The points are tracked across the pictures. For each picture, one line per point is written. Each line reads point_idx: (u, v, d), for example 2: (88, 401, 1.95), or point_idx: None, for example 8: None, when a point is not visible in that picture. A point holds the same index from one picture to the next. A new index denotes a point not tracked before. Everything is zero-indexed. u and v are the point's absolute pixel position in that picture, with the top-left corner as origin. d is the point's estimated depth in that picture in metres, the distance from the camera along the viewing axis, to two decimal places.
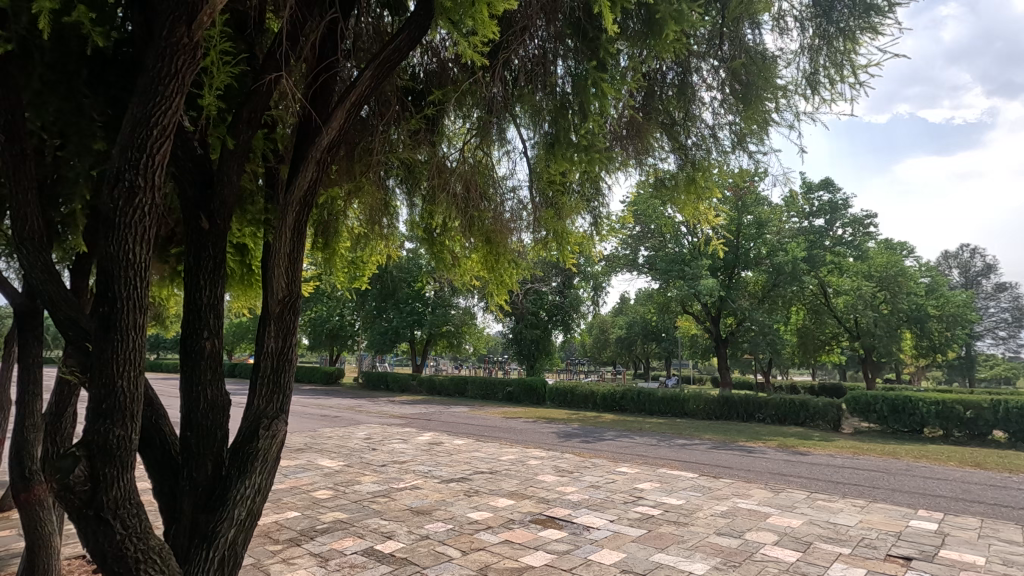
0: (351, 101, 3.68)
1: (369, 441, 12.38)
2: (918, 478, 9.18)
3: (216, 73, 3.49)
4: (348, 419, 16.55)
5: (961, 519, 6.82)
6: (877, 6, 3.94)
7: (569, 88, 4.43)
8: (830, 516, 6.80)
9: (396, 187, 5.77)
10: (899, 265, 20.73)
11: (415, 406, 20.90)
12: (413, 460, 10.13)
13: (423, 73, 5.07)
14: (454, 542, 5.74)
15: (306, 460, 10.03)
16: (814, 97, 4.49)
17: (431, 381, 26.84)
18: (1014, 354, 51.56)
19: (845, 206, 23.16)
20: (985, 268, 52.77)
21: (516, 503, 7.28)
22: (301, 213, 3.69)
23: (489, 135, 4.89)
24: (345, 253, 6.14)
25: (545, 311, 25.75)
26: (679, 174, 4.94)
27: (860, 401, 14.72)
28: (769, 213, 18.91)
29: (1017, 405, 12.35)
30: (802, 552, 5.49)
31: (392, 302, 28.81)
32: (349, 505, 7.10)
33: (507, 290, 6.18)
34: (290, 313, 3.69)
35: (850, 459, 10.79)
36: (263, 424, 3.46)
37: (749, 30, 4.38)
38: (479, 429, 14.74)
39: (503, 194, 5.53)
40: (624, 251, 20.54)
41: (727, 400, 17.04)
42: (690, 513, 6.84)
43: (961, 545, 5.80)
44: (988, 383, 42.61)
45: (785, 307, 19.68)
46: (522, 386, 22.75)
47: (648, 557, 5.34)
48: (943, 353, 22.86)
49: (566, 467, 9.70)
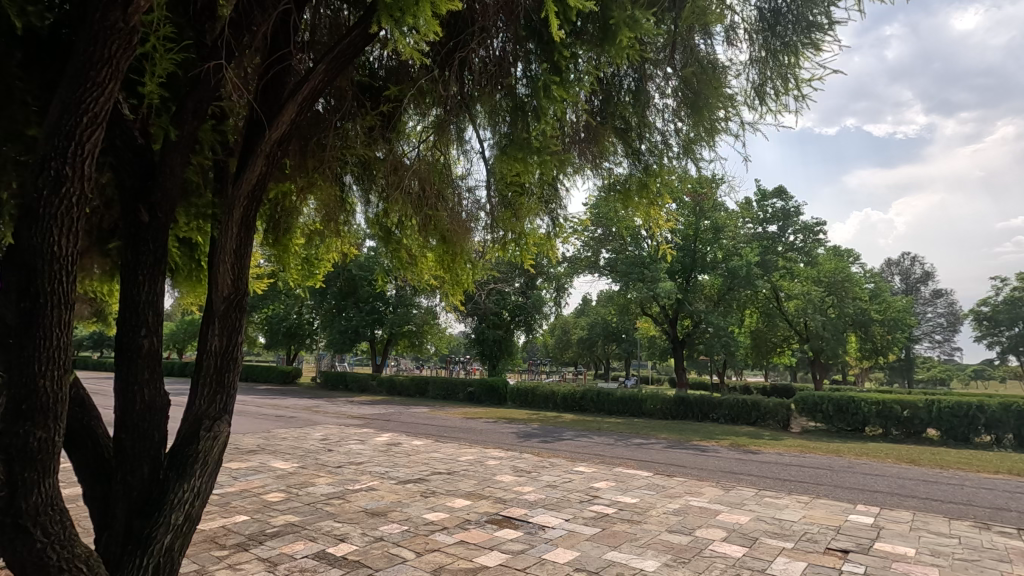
0: (302, 96, 3.62)
1: (325, 442, 12.10)
2: (856, 474, 9.64)
3: (159, 59, 3.38)
4: (303, 419, 16.21)
5: (896, 513, 7.20)
6: (819, 23, 4.14)
7: (526, 89, 4.44)
8: (776, 513, 7.05)
9: (352, 184, 5.70)
10: (846, 272, 21.73)
11: (374, 406, 20.61)
12: (370, 461, 9.98)
13: (382, 69, 5.01)
14: (408, 543, 5.67)
15: (258, 462, 9.75)
16: (761, 107, 4.65)
17: (391, 381, 26.50)
18: (948, 357, 55.06)
19: (797, 214, 23.98)
20: (924, 275, 55.67)
21: (473, 503, 7.28)
22: (249, 208, 3.59)
23: (448, 133, 4.87)
24: (299, 249, 6.03)
25: (508, 311, 25.78)
26: (632, 179, 5.04)
27: (808, 402, 15.30)
28: (726, 219, 19.50)
29: (948, 405, 13.18)
30: (748, 548, 5.68)
31: (352, 301, 28.46)
32: (301, 508, 6.94)
33: (463, 290, 6.18)
34: (236, 311, 3.58)
35: (797, 457, 11.22)
36: (204, 425, 3.35)
37: (701, 41, 4.47)
38: (437, 429, 14.63)
39: (460, 194, 5.47)
40: (586, 253, 20.79)
41: (682, 400, 17.48)
42: (644, 512, 6.98)
43: (895, 538, 6.10)
44: (925, 385, 44.83)
45: (739, 309, 20.28)
46: (483, 386, 22.77)
47: (601, 556, 5.40)
48: (885, 355, 24.03)
49: (524, 468, 9.72)
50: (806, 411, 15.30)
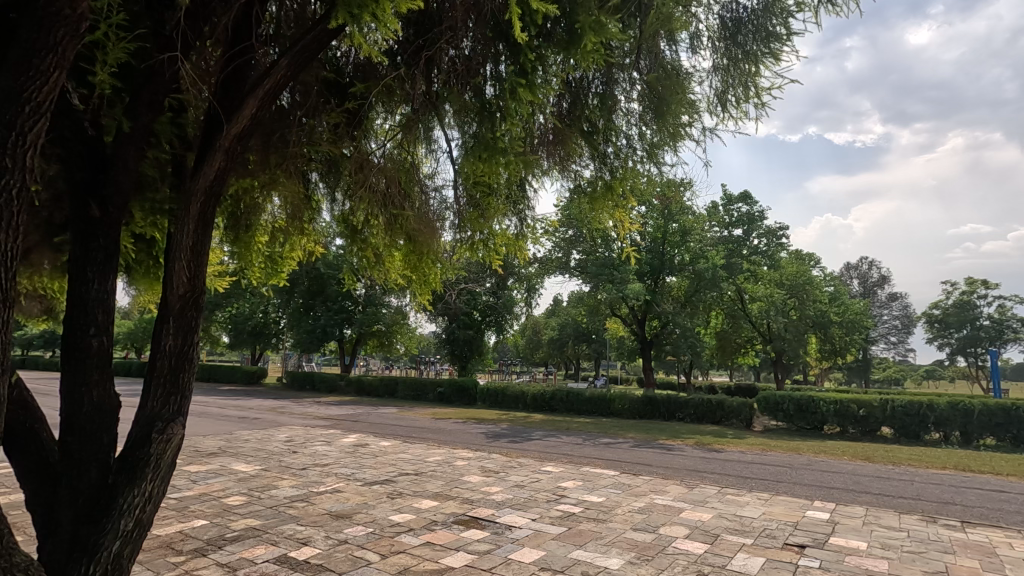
0: (264, 90, 3.56)
1: (290, 443, 11.86)
2: (814, 471, 9.96)
3: (110, 48, 3.28)
4: (267, 420, 15.84)
5: (850, 508, 7.47)
6: (777, 34, 4.28)
7: (494, 89, 4.43)
8: (737, 510, 7.21)
9: (318, 181, 5.62)
10: (807, 275, 22.44)
11: (342, 407, 20.31)
12: (335, 463, 9.82)
13: (350, 66, 4.97)
14: (373, 545, 5.61)
15: (218, 465, 9.48)
16: (723, 114, 4.74)
17: (360, 381, 26.16)
18: (902, 357, 57.49)
19: (762, 218, 24.63)
20: (881, 279, 57.91)
21: (440, 504, 7.24)
22: (207, 205, 3.49)
23: (416, 132, 4.84)
24: (262, 247, 5.88)
25: (478, 311, 25.76)
26: (598, 181, 5.11)
27: (770, 401, 15.73)
28: (693, 222, 19.87)
29: (901, 404, 13.75)
30: (710, 544, 5.80)
31: (320, 299, 28.03)
32: (263, 511, 6.78)
33: (430, 289, 6.13)
34: (192, 310, 3.48)
35: (758, 455, 11.54)
36: (157, 427, 3.24)
37: (667, 47, 4.53)
38: (405, 430, 14.50)
39: (427, 193, 5.42)
40: (557, 253, 20.95)
41: (650, 400, 17.74)
42: (609, 510, 7.06)
43: (849, 532, 6.32)
44: (881, 385, 46.51)
45: (706, 310, 20.70)
46: (453, 385, 22.69)
47: (567, 554, 5.45)
48: (843, 355, 24.85)
49: (492, 468, 9.72)
50: (767, 410, 15.72)
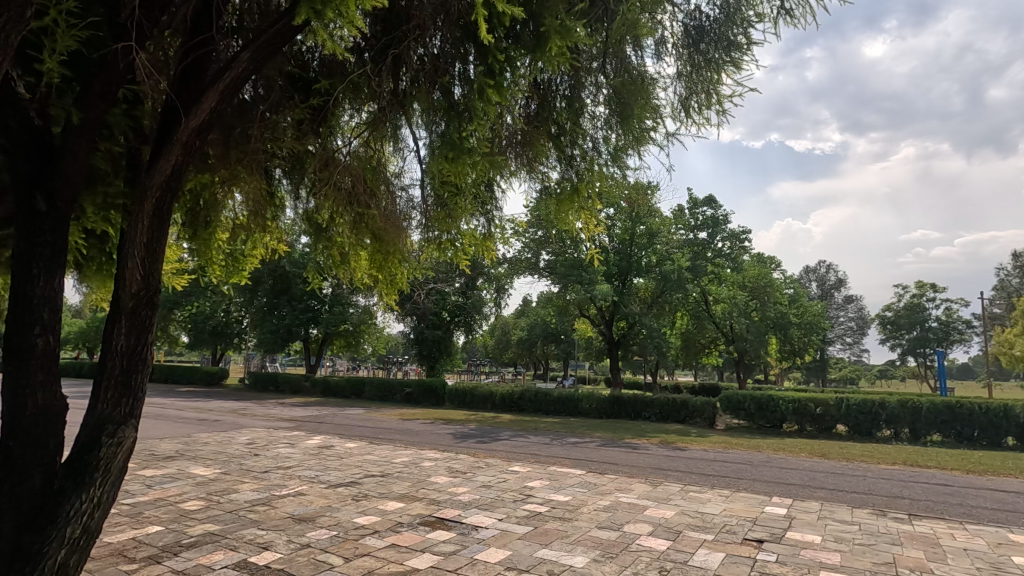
0: (224, 83, 3.48)
1: (251, 446, 11.56)
2: (772, 468, 10.27)
3: (60, 36, 3.15)
4: (228, 422, 15.41)
5: (806, 503, 7.73)
6: (738, 43, 4.41)
7: (461, 90, 4.43)
8: (699, 506, 7.38)
9: (282, 178, 5.52)
10: (768, 278, 23.12)
11: (306, 408, 19.91)
12: (299, 465, 9.63)
13: (317, 62, 4.90)
14: (337, 548, 5.53)
15: (175, 469, 9.17)
16: (686, 119, 4.84)
17: (326, 382, 25.70)
18: (856, 358, 59.84)
19: (726, 222, 25.20)
20: (838, 282, 60.12)
21: (406, 505, 7.18)
22: (161, 200, 3.38)
23: (383, 131, 4.81)
24: (223, 244, 5.73)
25: (447, 311, 25.65)
26: (564, 184, 5.16)
27: (732, 399, 16.12)
28: (660, 224, 20.23)
29: (856, 402, 14.31)
30: (673, 541, 5.92)
31: (285, 298, 27.43)
32: (223, 516, 6.59)
33: (397, 289, 6.08)
34: (146, 309, 3.36)
35: (720, 453, 11.83)
36: (108, 431, 3.13)
37: (633, 53, 4.61)
38: (371, 431, 14.32)
39: (394, 191, 5.36)
40: (527, 254, 21.05)
41: (617, 399, 17.98)
42: (575, 509, 7.14)
43: (804, 527, 6.54)
44: (837, 383, 48.27)
45: (672, 311, 21.10)
46: (421, 386, 22.53)
47: (532, 553, 5.48)
48: (801, 356, 25.70)
49: (459, 468, 9.69)
50: (729, 408, 16.12)
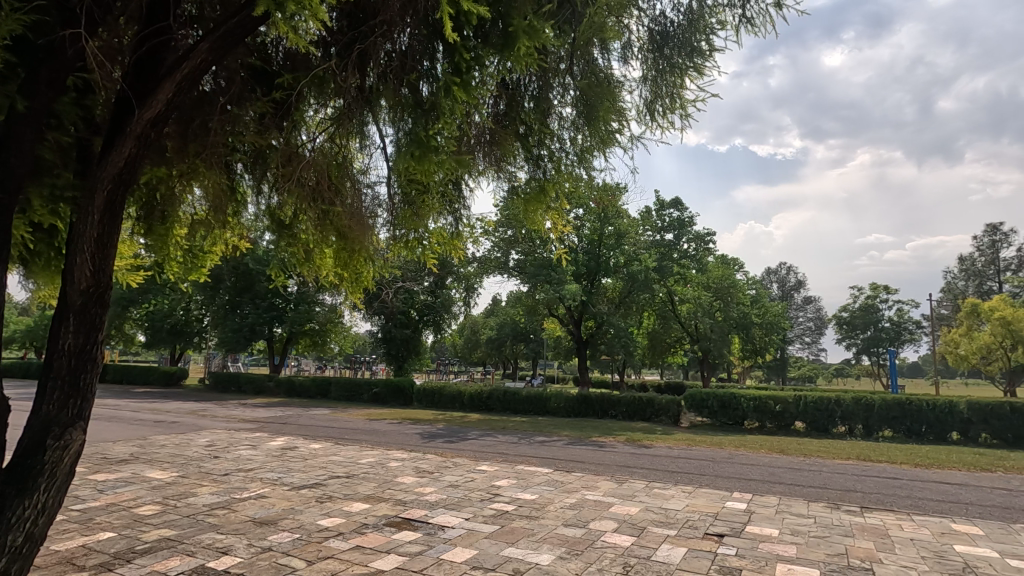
0: (182, 74, 3.39)
1: (211, 448, 11.24)
2: (733, 464, 10.55)
3: (4, 19, 2.99)
4: (186, 423, 14.92)
5: (764, 498, 7.97)
6: (701, 49, 4.51)
7: (428, 89, 4.40)
8: (663, 503, 7.53)
9: (243, 173, 5.38)
10: (731, 279, 23.71)
11: (269, 409, 19.43)
12: (261, 467, 9.41)
13: (280, 56, 4.79)
14: (299, 551, 5.43)
15: (129, 472, 8.84)
16: (652, 122, 4.91)
17: (291, 382, 25.17)
18: (814, 357, 62.02)
19: (691, 224, 25.72)
20: (797, 283, 62.12)
21: (371, 507, 7.10)
22: (114, 192, 3.26)
23: (349, 126, 4.75)
24: (182, 240, 5.54)
25: (416, 310, 25.44)
26: (531, 185, 5.19)
27: (696, 398, 16.43)
28: (628, 226, 20.53)
29: (812, 400, 14.85)
30: (637, 537, 6.02)
31: (248, 296, 26.74)
32: (180, 520, 6.38)
33: (363, 288, 5.98)
34: (96, 306, 3.23)
35: (684, 450, 12.09)
36: (53, 433, 3.00)
37: (600, 55, 4.65)
38: (337, 431, 14.08)
39: (360, 188, 5.29)
40: (496, 253, 21.07)
41: (585, 398, 18.16)
42: (542, 507, 7.18)
43: (762, 520, 6.74)
44: (796, 381, 49.85)
45: (639, 311, 21.44)
46: (389, 386, 22.28)
47: (499, 552, 5.49)
48: (763, 355, 26.49)
49: (426, 468, 9.63)
50: (693, 406, 16.43)
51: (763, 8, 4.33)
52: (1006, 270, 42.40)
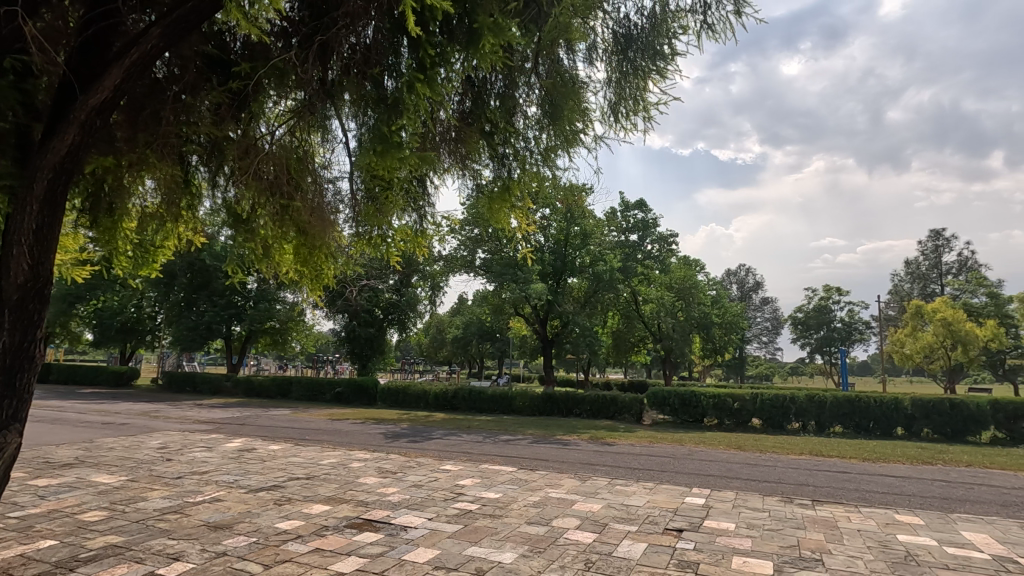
0: (131, 60, 3.25)
1: (164, 451, 10.81)
2: (693, 460, 10.80)
3: None
4: (137, 425, 14.31)
5: (722, 493, 8.19)
6: (663, 53, 4.59)
7: (392, 84, 4.33)
8: (624, 499, 7.64)
9: (199, 166, 5.20)
10: (693, 279, 24.26)
11: (226, 409, 18.82)
12: (217, 470, 9.11)
13: (239, 46, 4.66)
14: (256, 556, 5.27)
15: (74, 477, 8.42)
16: (615, 124, 4.97)
17: (250, 382, 24.47)
18: (771, 355, 64.11)
19: (655, 225, 26.15)
20: (756, 284, 64.05)
21: (332, 508, 6.96)
22: (55, 182, 3.11)
23: (310, 118, 4.66)
24: (132, 234, 5.31)
25: (381, 308, 25.09)
26: (494, 183, 5.20)
27: (658, 396, 16.66)
28: (594, 226, 20.74)
29: (769, 397, 15.34)
30: (598, 533, 6.09)
31: (205, 293, 25.87)
32: (128, 526, 6.11)
33: (323, 285, 5.83)
34: (34, 302, 3.05)
35: (646, 447, 12.31)
36: None
37: (565, 56, 4.68)
38: (297, 432, 13.75)
39: (321, 183, 5.19)
40: (462, 252, 20.99)
41: (550, 397, 18.28)
42: (505, 506, 7.19)
43: (720, 515, 6.92)
44: (754, 379, 51.39)
45: (603, 311, 21.71)
46: (352, 385, 21.91)
47: (461, 551, 5.46)
48: (722, 354, 27.22)
49: (389, 468, 9.51)
50: (655, 404, 16.67)
51: (724, 15, 4.43)
52: (948, 273, 44.76)
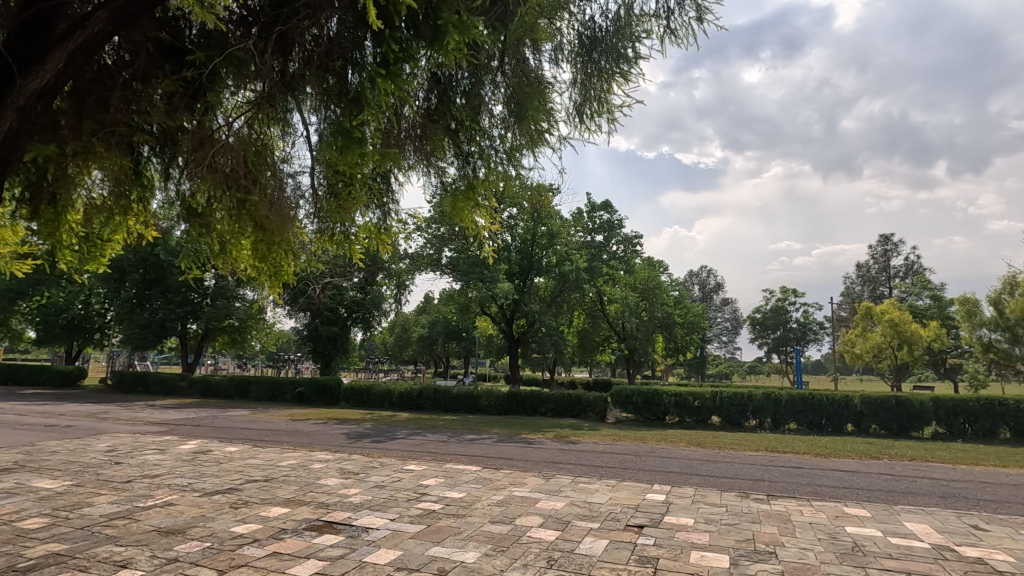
0: (76, 44, 3.13)
1: (112, 454, 10.34)
2: (654, 457, 11.01)
3: None
4: (83, 428, 13.65)
5: (681, 489, 8.37)
6: (626, 56, 4.66)
7: (355, 78, 4.22)
8: (587, 497, 7.72)
9: (152, 158, 5.02)
10: (656, 280, 24.71)
11: (180, 410, 18.14)
12: (169, 473, 8.77)
13: (195, 34, 4.51)
14: (209, 561, 5.10)
15: (12, 483, 7.96)
16: (580, 125, 5.01)
17: (206, 382, 23.67)
18: (730, 355, 65.96)
19: (620, 226, 26.50)
20: (717, 285, 65.78)
21: (291, 511, 6.80)
22: None
23: (270, 110, 4.54)
24: (77, 228, 5.07)
25: (344, 307, 24.66)
26: (460, 182, 5.16)
27: (621, 394, 16.92)
28: (560, 226, 20.89)
29: (728, 395, 15.78)
30: (561, 531, 6.14)
31: (159, 290, 24.92)
32: (71, 533, 5.83)
33: (283, 283, 5.67)
34: None
35: (609, 445, 12.47)
36: None
37: (531, 56, 4.69)
38: (256, 433, 13.37)
39: (282, 178, 5.07)
40: (429, 251, 20.81)
41: (515, 396, 18.33)
42: (469, 505, 7.17)
43: (679, 511, 7.07)
44: (714, 378, 52.74)
45: (569, 310, 21.90)
46: (314, 385, 21.46)
47: (424, 552, 5.42)
48: (684, 353, 27.83)
49: (351, 469, 9.35)
50: (619, 403, 16.92)
51: (686, 21, 4.53)
52: (896, 277, 47.27)
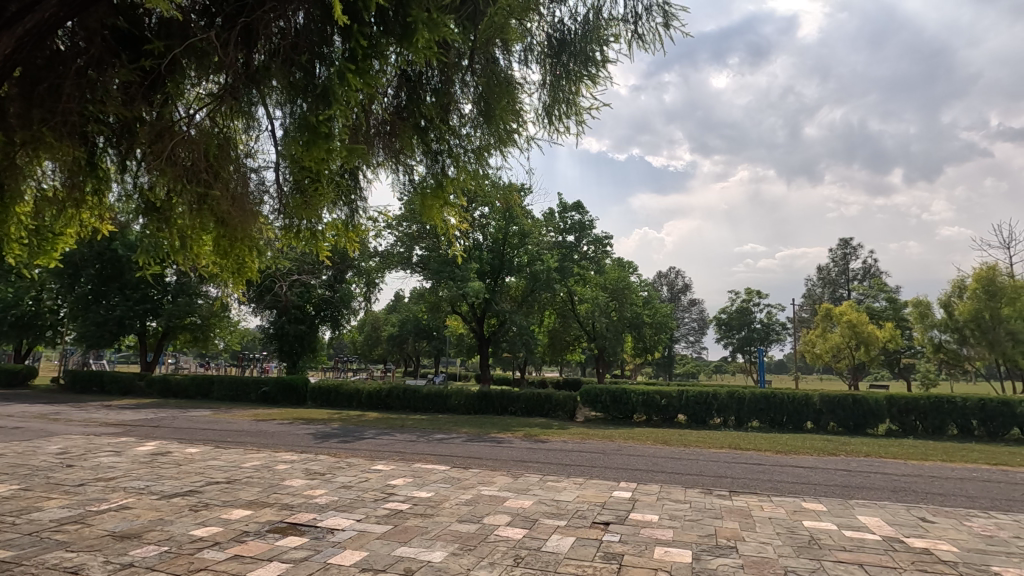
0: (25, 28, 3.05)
1: (63, 457, 9.91)
2: (622, 455, 11.17)
3: None
4: (33, 429, 13.06)
5: (647, 486, 8.51)
6: (594, 59, 4.71)
7: (322, 73, 4.18)
8: (555, 495, 7.78)
9: (108, 150, 4.84)
10: (626, 280, 25.05)
11: (138, 411, 17.52)
12: (125, 476, 8.46)
13: (155, 22, 4.36)
14: (167, 566, 4.96)
15: None
16: (549, 125, 5.04)
17: (166, 381, 22.92)
18: (697, 354, 67.29)
19: (591, 227, 26.69)
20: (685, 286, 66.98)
21: (253, 513, 6.65)
22: None
23: (233, 103, 4.45)
24: (26, 220, 4.84)
25: (312, 305, 24.21)
26: (429, 180, 5.14)
27: (590, 394, 17.10)
28: (531, 226, 20.94)
29: (694, 394, 16.10)
30: (528, 530, 6.17)
31: (116, 286, 24.02)
32: (18, 540, 5.57)
33: (246, 281, 5.53)
34: None
35: (578, 444, 12.59)
36: None
37: (501, 55, 4.70)
38: (218, 434, 13.02)
39: (245, 172, 4.96)
40: (399, 249, 20.57)
41: (485, 395, 18.33)
42: (437, 505, 7.14)
43: (645, 507, 7.19)
44: (682, 377, 53.71)
45: (540, 309, 22.01)
46: (279, 384, 21.01)
47: (390, 552, 5.38)
48: (652, 353, 28.27)
49: (317, 470, 9.20)
50: (588, 402, 17.10)
51: (653, 27, 4.63)
52: (854, 280, 48.76)
